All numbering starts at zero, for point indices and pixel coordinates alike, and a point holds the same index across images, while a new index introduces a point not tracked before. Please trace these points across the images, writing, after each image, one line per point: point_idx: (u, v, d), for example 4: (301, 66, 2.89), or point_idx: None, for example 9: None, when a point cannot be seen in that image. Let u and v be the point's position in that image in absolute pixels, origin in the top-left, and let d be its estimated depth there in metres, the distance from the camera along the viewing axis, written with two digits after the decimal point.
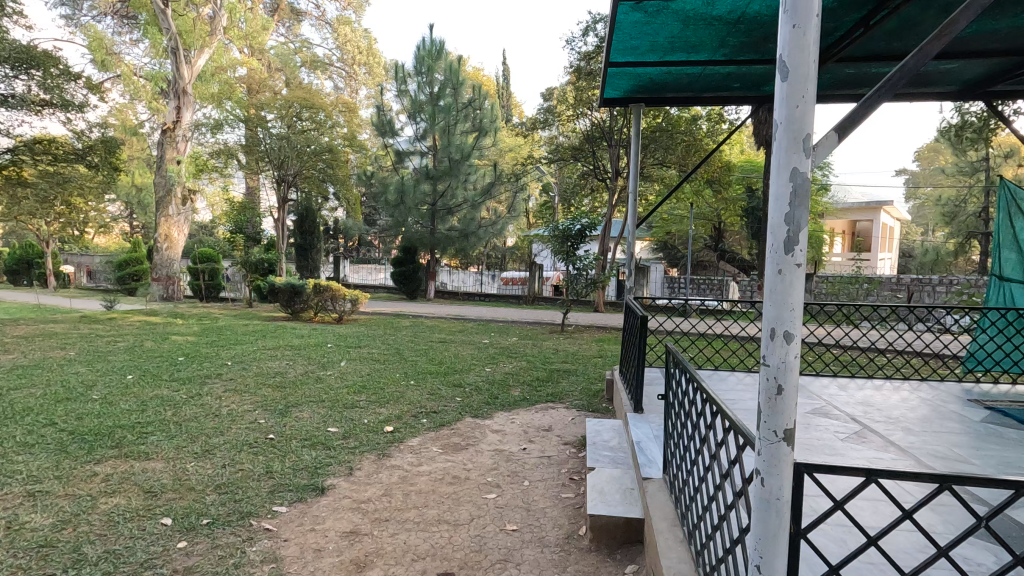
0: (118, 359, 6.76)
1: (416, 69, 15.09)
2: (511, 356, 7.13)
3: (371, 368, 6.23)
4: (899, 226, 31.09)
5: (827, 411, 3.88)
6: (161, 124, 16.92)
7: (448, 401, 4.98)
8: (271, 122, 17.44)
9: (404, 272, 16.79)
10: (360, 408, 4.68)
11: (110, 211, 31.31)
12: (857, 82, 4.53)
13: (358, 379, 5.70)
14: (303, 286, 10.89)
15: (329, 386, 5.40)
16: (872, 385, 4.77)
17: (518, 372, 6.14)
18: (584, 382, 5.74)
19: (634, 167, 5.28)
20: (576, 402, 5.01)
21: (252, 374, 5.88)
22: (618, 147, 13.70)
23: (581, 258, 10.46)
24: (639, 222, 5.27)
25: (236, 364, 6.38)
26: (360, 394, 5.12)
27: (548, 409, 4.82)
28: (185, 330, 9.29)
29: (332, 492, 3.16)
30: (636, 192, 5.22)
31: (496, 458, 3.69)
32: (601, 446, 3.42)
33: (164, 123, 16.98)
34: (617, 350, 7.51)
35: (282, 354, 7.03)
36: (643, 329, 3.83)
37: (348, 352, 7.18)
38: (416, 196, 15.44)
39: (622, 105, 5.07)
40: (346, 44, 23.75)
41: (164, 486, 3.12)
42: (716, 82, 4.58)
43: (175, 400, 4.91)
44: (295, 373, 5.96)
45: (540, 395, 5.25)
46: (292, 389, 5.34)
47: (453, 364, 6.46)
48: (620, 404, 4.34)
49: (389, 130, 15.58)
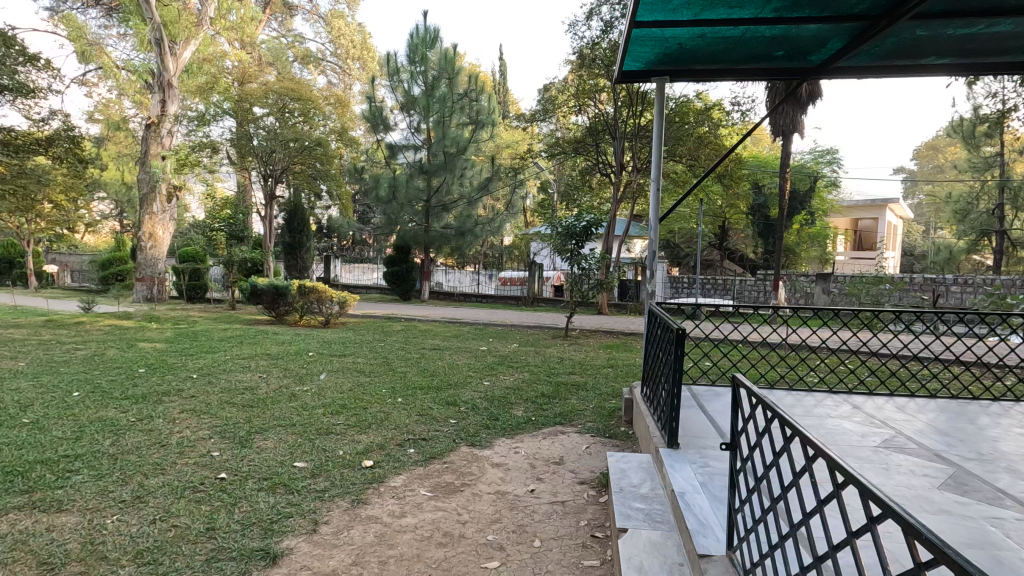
0: (72, 371, 6.05)
1: (409, 59, 14.39)
2: (511, 366, 6.41)
3: (355, 382, 5.52)
4: (902, 224, 30.54)
5: (901, 444, 3.15)
6: (145, 118, 16.21)
7: (440, 424, 4.27)
8: (264, 117, 16.57)
9: (397, 272, 16.12)
10: (336, 435, 3.97)
11: (98, 209, 30.58)
12: (923, 50, 3.83)
13: (338, 396, 4.99)
14: (287, 288, 10.17)
15: (304, 406, 4.68)
16: (935, 406, 4.07)
17: (521, 386, 5.42)
18: (596, 399, 5.03)
19: (656, 153, 4.54)
20: (589, 425, 4.31)
21: (219, 390, 5.17)
22: (624, 141, 13.06)
23: (587, 257, 9.70)
24: (662, 215, 4.48)
25: (202, 378, 5.66)
26: (337, 416, 4.40)
27: (558, 435, 4.10)
28: (157, 336, 8.55)
29: (287, 559, 2.44)
30: (658, 180, 4.42)
31: (497, 506, 2.99)
32: (630, 495, 2.69)
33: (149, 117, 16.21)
34: (628, 359, 6.81)
35: (256, 364, 6.30)
36: (680, 343, 3.06)
37: (331, 362, 6.46)
38: (409, 192, 14.76)
39: (642, 80, 4.38)
40: (339, 38, 23.03)
41: (68, 555, 2.40)
42: (757, 49, 3.91)
43: (119, 425, 4.18)
44: (267, 388, 5.23)
45: (547, 416, 4.54)
46: (261, 408, 4.62)
47: (448, 377, 5.76)
48: (645, 433, 3.63)
49: (380, 123, 14.83)
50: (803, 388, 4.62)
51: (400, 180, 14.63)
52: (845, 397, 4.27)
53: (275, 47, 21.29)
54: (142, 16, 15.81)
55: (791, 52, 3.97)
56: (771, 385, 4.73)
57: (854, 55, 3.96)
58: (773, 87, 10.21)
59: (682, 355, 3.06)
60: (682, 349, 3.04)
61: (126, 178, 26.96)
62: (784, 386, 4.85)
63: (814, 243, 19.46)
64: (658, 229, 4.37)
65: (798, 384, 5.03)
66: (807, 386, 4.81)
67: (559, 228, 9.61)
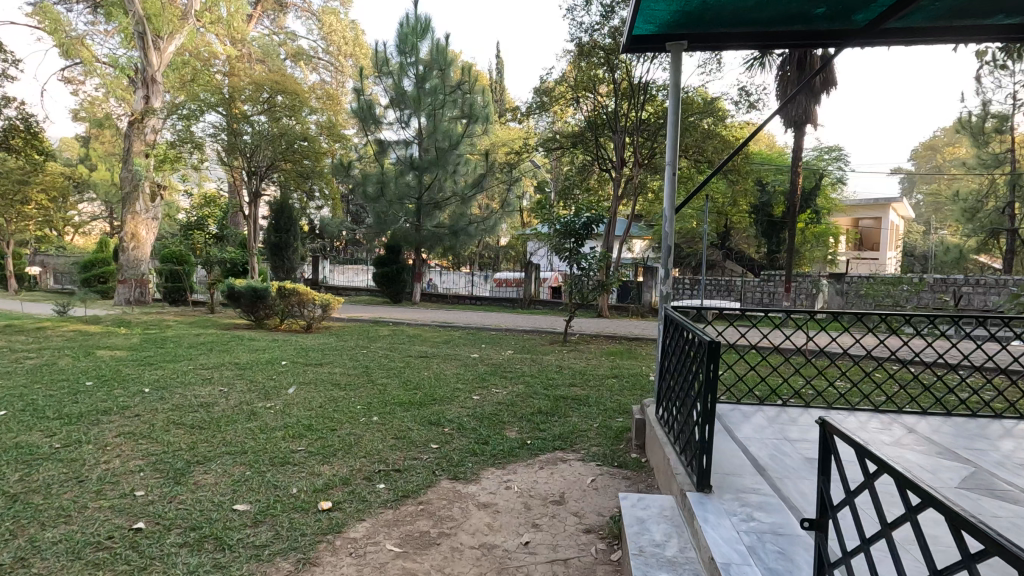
0: (12, 383, 5.39)
1: (398, 49, 13.69)
2: (505, 377, 5.77)
3: (328, 397, 4.87)
4: (904, 225, 30.07)
5: (993, 487, 2.50)
6: (129, 115, 15.66)
7: (419, 450, 3.64)
8: (255, 117, 15.63)
9: (388, 273, 15.39)
10: (294, 465, 3.34)
11: (85, 210, 29.84)
12: (992, 7, 3.23)
13: (305, 414, 4.34)
14: (266, 290, 9.53)
15: (262, 427, 4.02)
16: (1002, 427, 3.44)
17: (516, 401, 4.78)
18: (600, 417, 4.40)
19: (672, 134, 3.87)
20: (594, 451, 3.67)
21: (169, 408, 4.51)
22: (625, 135, 12.51)
23: (587, 256, 9.08)
24: (678, 207, 3.83)
25: (155, 392, 4.99)
26: (300, 440, 3.77)
27: (557, 463, 3.47)
28: (121, 343, 7.88)
29: None
30: (673, 163, 3.80)
31: (482, 567, 2.35)
32: (654, 561, 2.04)
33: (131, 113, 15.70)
34: (634, 367, 6.18)
35: (220, 376, 5.65)
36: (713, 357, 2.39)
37: (304, 373, 5.81)
38: (399, 189, 14.15)
39: (656, 46, 3.76)
40: (331, 34, 22.21)
41: None
42: (795, 7, 3.30)
43: (38, 454, 3.51)
44: (225, 406, 4.57)
45: (546, 438, 3.91)
46: (212, 430, 3.97)
47: (433, 391, 5.11)
48: (663, 469, 2.97)
49: (369, 117, 14.07)
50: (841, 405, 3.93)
51: (388, 177, 14.02)
52: (894, 416, 3.64)
53: (266, 44, 20.68)
54: (124, 8, 15.21)
55: (834, 10, 3.36)
56: (805, 401, 4.03)
57: (906, 15, 3.36)
58: (783, 77, 9.63)
59: (715, 373, 2.39)
60: (716, 365, 2.36)
61: (115, 179, 26.32)
62: (819, 402, 4.18)
63: (818, 243, 18.92)
64: (673, 221, 3.72)
65: (836, 399, 4.32)
66: (847, 401, 4.14)
67: (557, 226, 8.99)
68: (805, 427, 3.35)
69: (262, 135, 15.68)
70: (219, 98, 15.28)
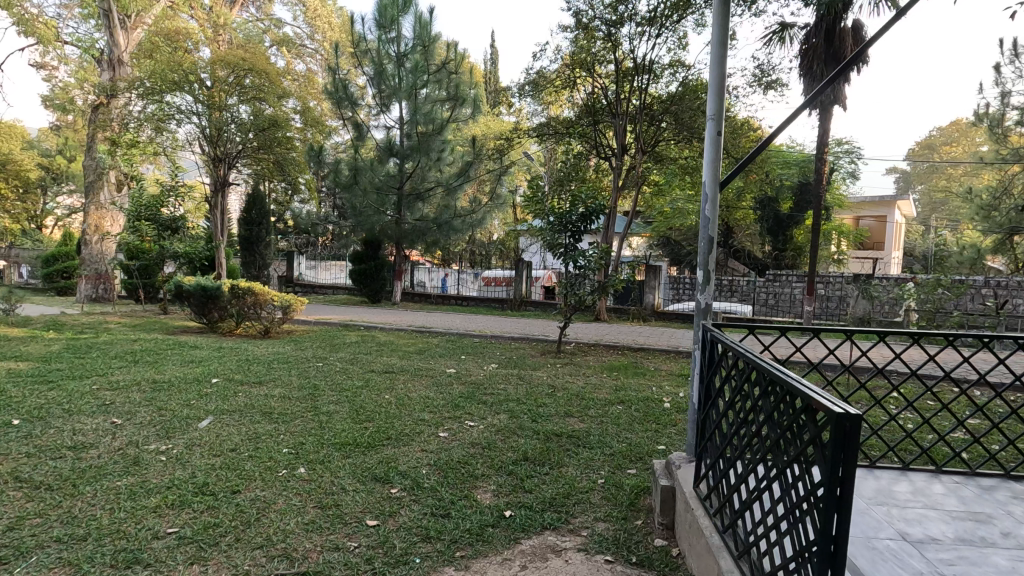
0: None
1: (378, 22, 12.34)
2: (483, 402, 4.63)
3: (249, 434, 3.72)
4: (907, 223, 29.12)
5: None
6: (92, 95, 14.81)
7: (344, 533, 2.50)
8: (236, 106, 14.10)
9: (366, 270, 14.28)
10: (142, 567, 2.18)
11: (61, 204, 28.52)
12: None
13: (205, 465, 3.18)
14: (218, 289, 8.32)
15: (135, 488, 2.86)
16: None
17: (495, 442, 3.64)
18: (606, 469, 3.27)
19: (715, 79, 2.70)
20: (600, 535, 2.53)
21: (26, 452, 3.34)
22: (625, 120, 11.38)
23: (585, 254, 7.96)
24: (726, 183, 2.72)
25: (24, 425, 3.83)
26: (173, 514, 2.60)
27: (547, 559, 2.33)
28: (36, 351, 6.68)
29: None
30: (719, 117, 2.68)
31: None
32: None
33: (97, 97, 14.78)
34: (643, 389, 5.07)
35: (127, 399, 4.50)
36: (843, 445, 1.24)
37: (234, 395, 4.67)
38: (375, 177, 12.96)
39: None
40: (317, 19, 20.98)
41: None
42: None
43: None
44: (105, 449, 3.42)
45: (531, 506, 2.79)
46: (58, 495, 2.78)
47: (389, 424, 3.96)
48: None
49: (345, 99, 12.75)
50: (957, 469, 2.68)
51: (364, 164, 12.89)
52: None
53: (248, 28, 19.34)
54: None
55: None
56: (902, 460, 2.77)
57: None
58: (807, 51, 8.48)
59: (846, 475, 1.23)
60: (851, 459, 1.22)
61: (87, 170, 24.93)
62: (916, 462, 2.96)
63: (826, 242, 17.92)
64: (717, 202, 2.64)
65: (937, 454, 3.09)
66: (960, 462, 2.89)
67: (549, 219, 7.87)
68: (917, 510, 2.25)
69: (248, 128, 14.07)
70: (197, 86, 13.48)
